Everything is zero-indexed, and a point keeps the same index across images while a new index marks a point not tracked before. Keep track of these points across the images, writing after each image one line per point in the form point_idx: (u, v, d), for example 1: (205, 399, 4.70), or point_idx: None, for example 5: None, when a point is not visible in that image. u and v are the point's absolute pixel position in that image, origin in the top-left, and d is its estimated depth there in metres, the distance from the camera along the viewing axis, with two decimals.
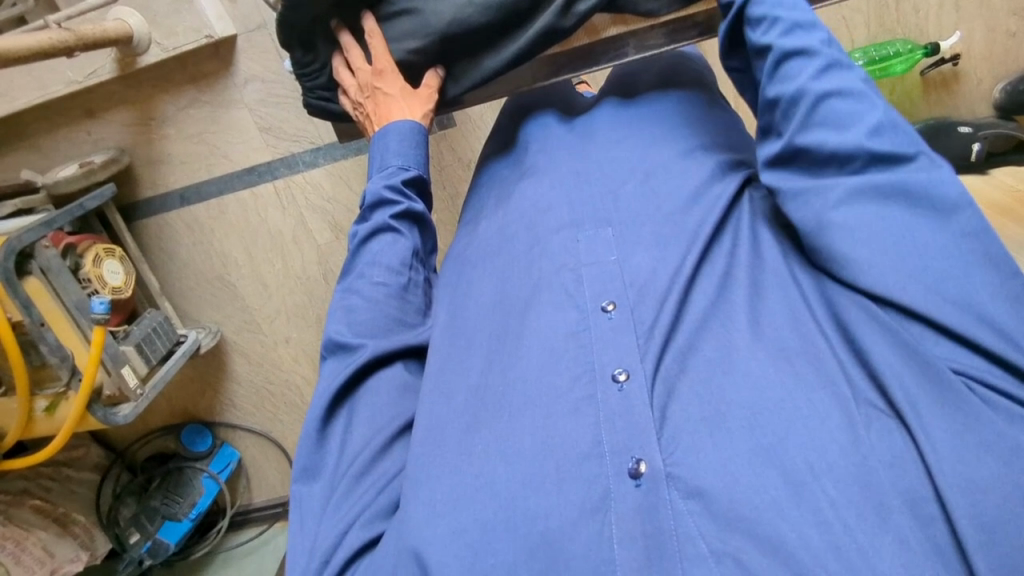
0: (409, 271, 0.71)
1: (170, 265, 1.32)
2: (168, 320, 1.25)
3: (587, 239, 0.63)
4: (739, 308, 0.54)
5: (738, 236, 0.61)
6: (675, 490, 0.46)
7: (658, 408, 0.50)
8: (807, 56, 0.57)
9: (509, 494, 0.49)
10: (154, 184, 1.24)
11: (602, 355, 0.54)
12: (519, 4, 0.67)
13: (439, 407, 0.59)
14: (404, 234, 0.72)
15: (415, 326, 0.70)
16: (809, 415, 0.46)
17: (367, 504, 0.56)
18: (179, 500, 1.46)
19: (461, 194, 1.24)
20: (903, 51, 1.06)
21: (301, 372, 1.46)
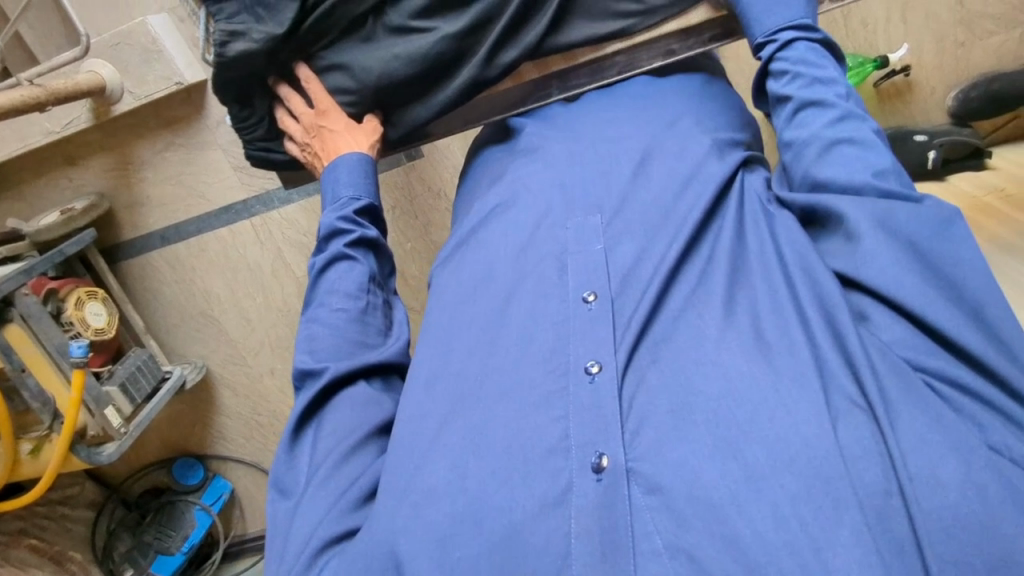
0: (368, 294, 0.72)
1: (154, 302, 1.35)
2: (153, 358, 1.28)
3: (573, 225, 0.64)
4: (714, 291, 0.56)
5: (731, 212, 0.63)
6: (635, 485, 0.48)
7: (625, 401, 0.52)
8: (819, 107, 0.62)
9: (478, 489, 0.51)
10: (135, 226, 1.28)
11: (577, 348, 0.55)
12: (442, 56, 0.72)
13: (421, 402, 0.60)
14: (360, 260, 0.73)
15: (377, 347, 0.70)
16: (776, 399, 0.47)
17: (337, 500, 0.57)
18: (171, 534, 1.48)
19: (433, 222, 1.26)
20: (854, 65, 1.07)
21: (287, 403, 1.48)
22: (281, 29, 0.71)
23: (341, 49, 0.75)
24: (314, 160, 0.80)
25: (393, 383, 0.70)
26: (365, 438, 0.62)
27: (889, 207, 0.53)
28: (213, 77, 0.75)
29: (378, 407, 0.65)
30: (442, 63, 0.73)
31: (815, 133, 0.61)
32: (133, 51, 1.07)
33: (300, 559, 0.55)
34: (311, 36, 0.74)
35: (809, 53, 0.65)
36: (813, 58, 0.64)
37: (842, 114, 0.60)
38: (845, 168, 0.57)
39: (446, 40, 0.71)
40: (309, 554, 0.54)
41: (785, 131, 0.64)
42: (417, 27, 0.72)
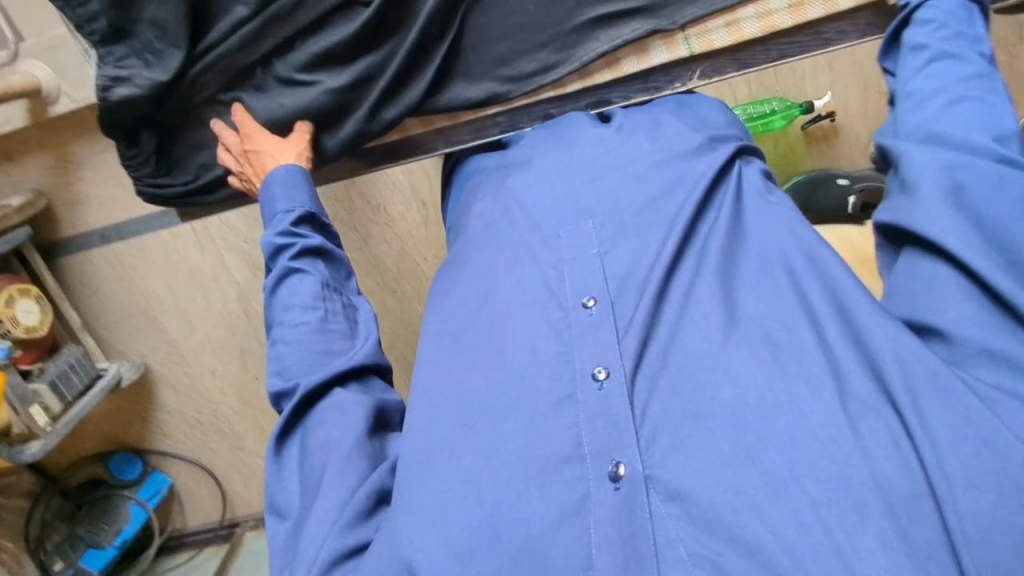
0: (325, 302, 0.74)
1: (94, 299, 1.36)
2: (87, 356, 1.29)
3: (567, 235, 0.68)
4: (709, 297, 0.60)
5: (707, 228, 0.67)
6: (653, 490, 0.52)
7: (637, 406, 0.55)
8: (946, 51, 0.69)
9: (496, 499, 0.54)
10: (74, 223, 1.28)
11: (582, 355, 0.59)
12: (328, 107, 0.83)
13: (432, 406, 0.63)
14: (309, 270, 0.75)
15: (346, 351, 0.70)
16: (776, 416, 0.51)
17: (336, 507, 0.58)
18: (104, 528, 1.49)
19: (373, 235, 1.29)
20: (780, 108, 1.11)
21: (228, 401, 1.50)
22: (165, 76, 0.81)
23: (234, 94, 0.85)
24: (247, 181, 0.86)
25: (371, 382, 0.70)
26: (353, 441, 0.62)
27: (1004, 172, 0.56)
28: (99, 120, 0.84)
29: (352, 406, 0.65)
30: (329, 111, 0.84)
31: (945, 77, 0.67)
32: (70, 54, 1.07)
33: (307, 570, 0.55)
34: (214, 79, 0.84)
35: (956, 13, 0.72)
36: (965, 19, 0.72)
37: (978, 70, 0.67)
38: (965, 120, 0.62)
39: (329, 92, 0.82)
40: (314, 565, 0.55)
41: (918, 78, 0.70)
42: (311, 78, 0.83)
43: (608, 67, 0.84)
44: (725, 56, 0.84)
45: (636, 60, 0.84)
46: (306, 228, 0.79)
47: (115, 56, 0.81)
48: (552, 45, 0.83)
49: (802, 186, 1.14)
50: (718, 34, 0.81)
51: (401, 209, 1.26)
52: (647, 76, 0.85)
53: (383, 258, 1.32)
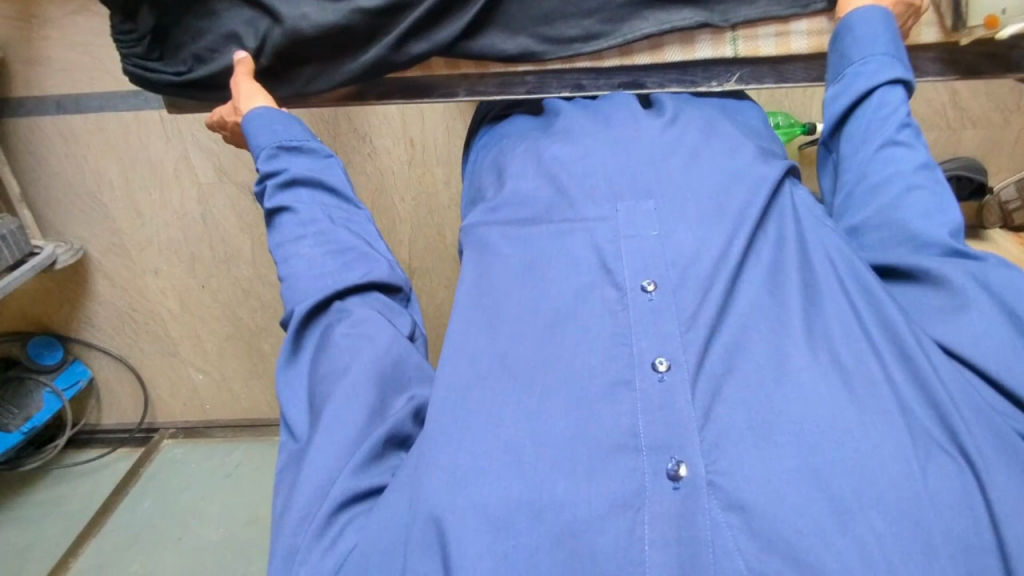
0: (314, 222, 0.71)
1: (37, 171, 1.26)
2: (22, 230, 1.20)
3: (625, 209, 0.66)
4: (788, 310, 0.58)
5: (770, 238, 0.65)
6: (716, 495, 0.50)
7: (701, 403, 0.53)
8: (884, 189, 0.65)
9: (540, 476, 0.51)
10: (28, 85, 1.17)
11: (640, 341, 0.57)
12: (355, 28, 0.77)
13: (461, 365, 0.59)
14: (294, 202, 0.72)
15: (341, 271, 0.68)
16: (854, 441, 0.50)
17: (339, 453, 0.56)
18: (13, 411, 1.41)
19: (353, 164, 1.24)
20: (784, 124, 1.11)
21: (169, 305, 1.44)
22: None
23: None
24: None
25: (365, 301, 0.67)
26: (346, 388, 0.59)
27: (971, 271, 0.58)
28: None
29: (332, 351, 0.63)
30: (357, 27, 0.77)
31: (885, 198, 0.65)
32: None
33: (317, 513, 0.54)
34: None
35: (904, 101, 0.68)
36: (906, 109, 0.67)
37: (928, 169, 0.65)
38: (922, 211, 0.62)
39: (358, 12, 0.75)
40: (318, 504, 0.55)
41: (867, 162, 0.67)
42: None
43: (649, 52, 0.80)
44: (766, 67, 0.81)
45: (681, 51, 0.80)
46: (288, 155, 0.75)
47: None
48: (601, 13, 0.78)
49: None
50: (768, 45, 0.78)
51: (388, 142, 1.21)
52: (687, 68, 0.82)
53: (359, 189, 1.27)
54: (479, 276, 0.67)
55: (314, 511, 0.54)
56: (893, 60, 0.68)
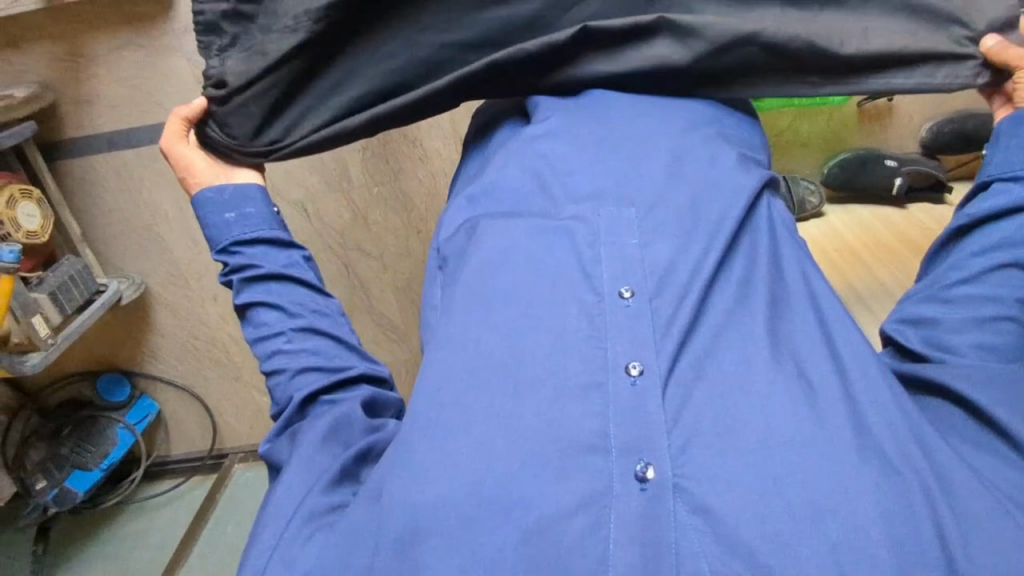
0: (301, 311, 0.74)
1: (94, 210, 1.27)
2: (87, 269, 1.21)
3: (607, 214, 0.66)
4: (755, 323, 0.60)
5: (744, 252, 0.66)
6: (679, 497, 0.52)
7: (671, 410, 0.55)
8: (978, 303, 0.63)
9: (507, 476, 0.53)
10: (79, 124, 1.18)
11: (616, 344, 0.57)
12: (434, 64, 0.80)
13: (444, 364, 0.60)
14: (270, 297, 0.74)
15: (336, 359, 0.71)
16: (805, 442, 0.52)
17: (303, 482, 0.60)
18: (91, 449, 1.43)
19: (404, 169, 1.24)
20: None
21: (230, 330, 1.44)
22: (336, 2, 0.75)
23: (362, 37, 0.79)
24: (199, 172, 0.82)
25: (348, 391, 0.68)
26: (314, 437, 0.63)
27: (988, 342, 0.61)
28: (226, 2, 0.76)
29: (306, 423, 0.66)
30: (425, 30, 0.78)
31: (977, 309, 0.63)
32: None
33: (290, 523, 0.57)
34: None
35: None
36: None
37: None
38: (986, 334, 0.62)
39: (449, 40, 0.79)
40: (285, 517, 0.58)
41: (977, 271, 0.65)
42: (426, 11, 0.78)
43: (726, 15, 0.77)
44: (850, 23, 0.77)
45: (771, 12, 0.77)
46: (254, 250, 0.77)
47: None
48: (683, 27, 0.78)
49: (849, 162, 1.14)
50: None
51: (439, 144, 1.21)
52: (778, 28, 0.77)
53: (412, 195, 1.27)
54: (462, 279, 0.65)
55: (285, 524, 0.57)
56: None
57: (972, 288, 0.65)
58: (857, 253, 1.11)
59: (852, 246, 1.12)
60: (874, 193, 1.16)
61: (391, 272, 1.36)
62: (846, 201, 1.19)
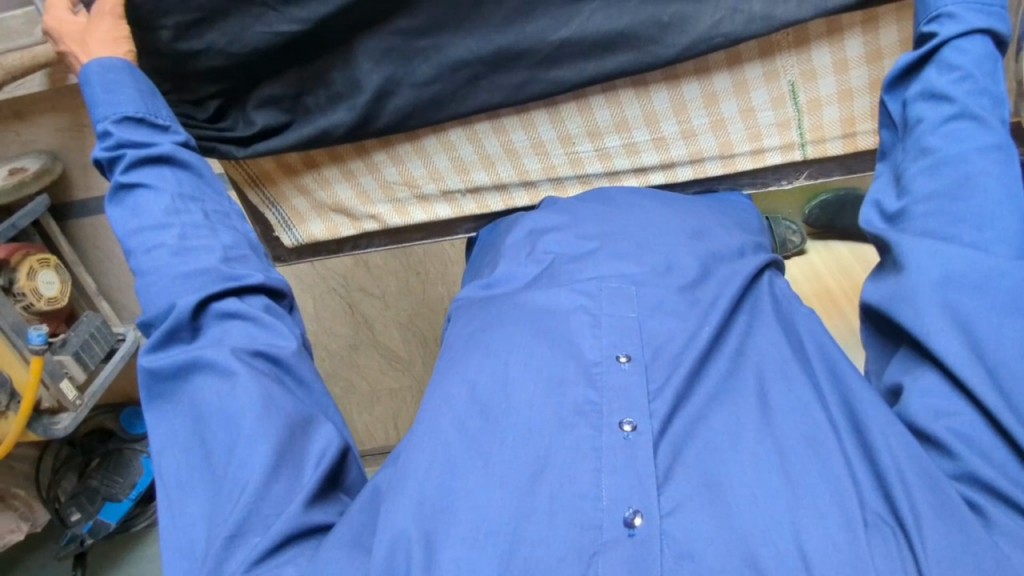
0: (190, 205, 0.60)
1: (107, 263, 1.32)
2: (106, 322, 1.26)
3: (609, 289, 0.60)
4: (747, 392, 0.53)
5: (744, 324, 0.59)
6: (667, 542, 0.46)
7: (661, 467, 0.49)
8: (937, 173, 0.53)
9: (499, 524, 0.46)
10: (89, 187, 1.22)
11: (610, 400, 0.52)
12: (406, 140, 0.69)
13: (437, 418, 0.53)
14: (153, 184, 0.60)
15: (246, 271, 0.59)
16: (796, 497, 0.46)
17: (268, 465, 0.49)
18: (119, 480, 1.52)
19: None
20: None
21: None
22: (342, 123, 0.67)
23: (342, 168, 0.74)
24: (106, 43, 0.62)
25: (248, 301, 0.58)
26: (260, 394, 0.52)
27: (954, 212, 0.50)
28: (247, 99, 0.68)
29: (211, 356, 0.53)
30: (413, 185, 0.75)
31: (942, 182, 0.52)
32: None
33: (262, 539, 0.47)
34: (373, 180, 0.75)
35: (985, 60, 0.55)
36: (994, 67, 0.55)
37: (1000, 139, 0.52)
38: (964, 206, 0.50)
39: (417, 113, 0.67)
40: (247, 504, 0.47)
41: (927, 132, 0.55)
42: (430, 174, 0.74)
43: (692, 164, 0.73)
44: (832, 162, 0.71)
45: (749, 161, 0.72)
46: (135, 130, 0.61)
47: (309, 103, 0.68)
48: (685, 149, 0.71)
49: (830, 203, 1.20)
50: (832, 116, 0.67)
51: None
52: (755, 172, 0.74)
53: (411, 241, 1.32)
54: (463, 336, 0.62)
55: (256, 542, 0.47)
56: (961, 16, 0.56)
57: (932, 149, 0.54)
58: (833, 293, 1.15)
59: (830, 288, 1.16)
60: (853, 231, 1.23)
61: (393, 308, 1.42)
62: (825, 236, 1.26)
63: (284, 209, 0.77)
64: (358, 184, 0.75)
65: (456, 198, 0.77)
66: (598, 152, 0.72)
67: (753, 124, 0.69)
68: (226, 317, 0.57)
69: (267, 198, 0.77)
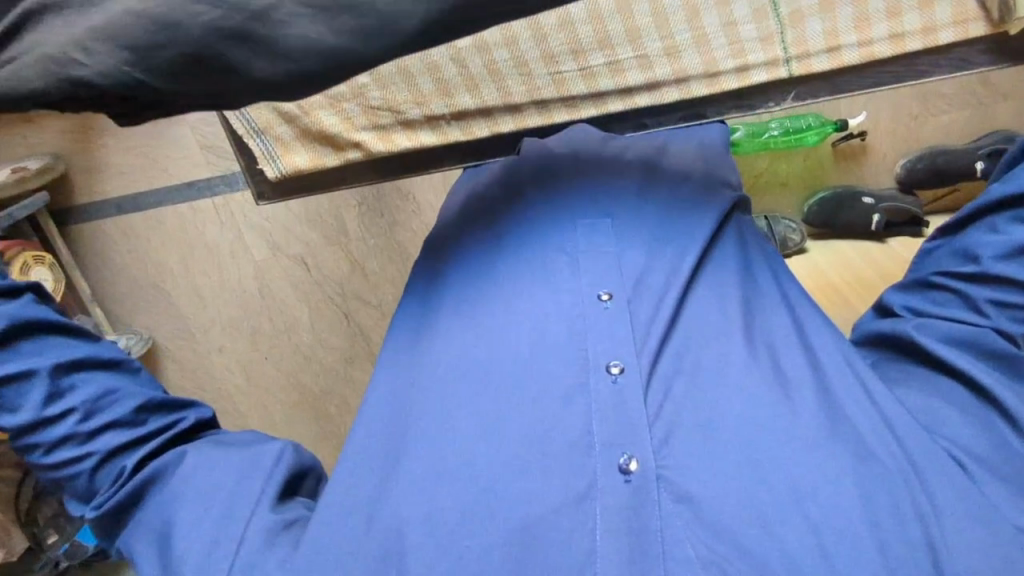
0: (78, 378, 0.54)
1: (105, 271, 1.32)
2: (95, 328, 1.27)
3: (583, 229, 0.65)
4: (718, 334, 0.59)
5: (713, 266, 0.64)
6: (664, 486, 0.50)
7: (653, 405, 0.53)
8: (1013, 289, 0.52)
9: (498, 477, 0.51)
10: (90, 190, 1.24)
11: (598, 345, 0.56)
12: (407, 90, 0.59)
13: (438, 375, 0.59)
14: (23, 371, 0.52)
15: (163, 413, 0.58)
16: (777, 426, 0.52)
17: (223, 509, 0.53)
18: None
19: (400, 222, 1.30)
20: (815, 124, 1.16)
21: (235, 380, 1.46)
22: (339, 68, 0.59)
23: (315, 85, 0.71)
24: None
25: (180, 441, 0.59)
26: (205, 462, 0.56)
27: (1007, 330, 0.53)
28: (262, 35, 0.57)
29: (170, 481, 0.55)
30: (402, 123, 0.72)
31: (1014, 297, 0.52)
32: None
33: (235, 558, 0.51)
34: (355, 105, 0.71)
35: None
36: None
37: None
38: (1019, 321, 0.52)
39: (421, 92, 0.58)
40: (208, 540, 0.52)
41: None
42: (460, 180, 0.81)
43: (678, 84, 0.69)
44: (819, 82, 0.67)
45: (738, 81, 0.68)
46: None
47: None
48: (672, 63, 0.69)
49: (828, 199, 1.20)
50: (816, 30, 0.65)
51: (430, 197, 1.27)
52: (742, 96, 0.69)
53: (407, 245, 1.32)
54: (453, 283, 0.66)
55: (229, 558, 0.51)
56: None
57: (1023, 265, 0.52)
58: (839, 290, 1.11)
59: (835, 283, 1.13)
60: (856, 231, 1.19)
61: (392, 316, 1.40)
62: (829, 235, 1.24)
63: (268, 140, 0.73)
64: (343, 110, 0.72)
65: (440, 125, 0.72)
66: (582, 72, 0.70)
67: (735, 39, 0.67)
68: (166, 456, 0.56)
69: (250, 126, 0.73)
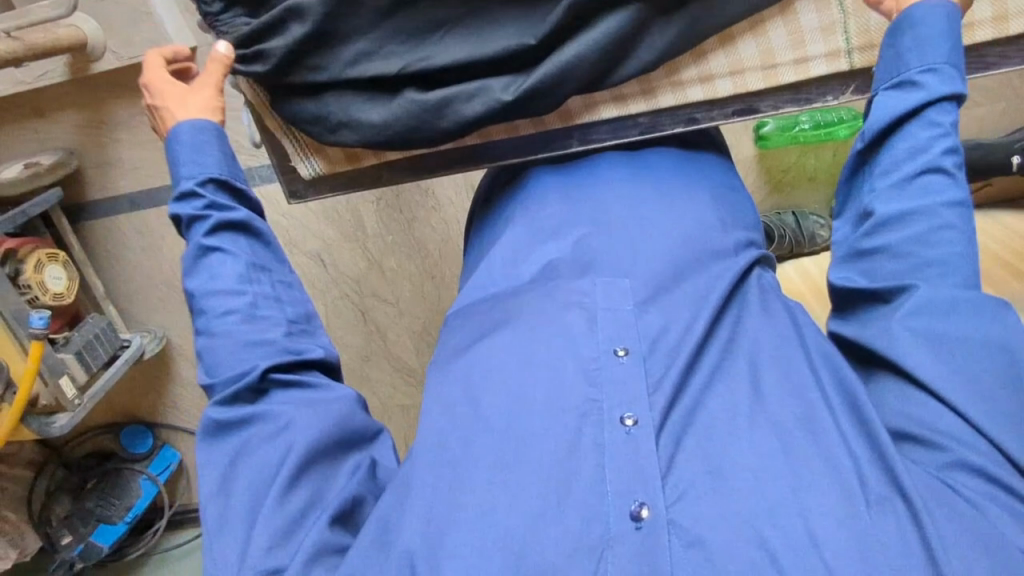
0: (253, 283, 0.60)
1: (118, 267, 1.30)
2: (112, 325, 1.23)
3: (603, 284, 0.59)
4: (739, 383, 0.53)
5: (734, 316, 0.59)
6: (674, 534, 0.45)
7: (664, 458, 0.48)
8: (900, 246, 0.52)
9: (507, 535, 0.46)
10: (103, 186, 1.22)
11: (611, 395, 0.51)
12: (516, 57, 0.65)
13: (436, 433, 0.54)
14: (229, 248, 0.60)
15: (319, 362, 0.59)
16: (800, 471, 0.46)
17: (284, 520, 0.50)
18: (114, 502, 1.43)
19: (419, 218, 1.26)
20: (847, 118, 1.14)
21: None
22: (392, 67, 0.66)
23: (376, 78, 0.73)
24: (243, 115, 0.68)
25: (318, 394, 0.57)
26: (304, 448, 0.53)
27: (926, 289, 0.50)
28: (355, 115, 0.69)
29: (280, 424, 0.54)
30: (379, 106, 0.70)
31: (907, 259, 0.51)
32: (119, 8, 1.00)
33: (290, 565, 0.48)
34: None
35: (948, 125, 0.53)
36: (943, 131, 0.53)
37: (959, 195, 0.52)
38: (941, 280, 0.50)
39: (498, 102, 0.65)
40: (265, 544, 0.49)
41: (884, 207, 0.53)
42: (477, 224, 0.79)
43: (731, 77, 0.68)
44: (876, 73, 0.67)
45: (793, 75, 0.67)
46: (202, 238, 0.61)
47: None
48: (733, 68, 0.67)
49: None
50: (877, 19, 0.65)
51: (450, 192, 1.24)
52: (797, 89, 0.69)
53: (426, 242, 1.29)
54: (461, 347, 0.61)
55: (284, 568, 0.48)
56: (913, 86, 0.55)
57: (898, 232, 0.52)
58: None
59: None
60: None
61: (408, 316, 1.37)
62: None
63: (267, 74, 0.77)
64: None
65: None
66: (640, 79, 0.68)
67: (796, 30, 0.65)
68: (286, 388, 0.56)
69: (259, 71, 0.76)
